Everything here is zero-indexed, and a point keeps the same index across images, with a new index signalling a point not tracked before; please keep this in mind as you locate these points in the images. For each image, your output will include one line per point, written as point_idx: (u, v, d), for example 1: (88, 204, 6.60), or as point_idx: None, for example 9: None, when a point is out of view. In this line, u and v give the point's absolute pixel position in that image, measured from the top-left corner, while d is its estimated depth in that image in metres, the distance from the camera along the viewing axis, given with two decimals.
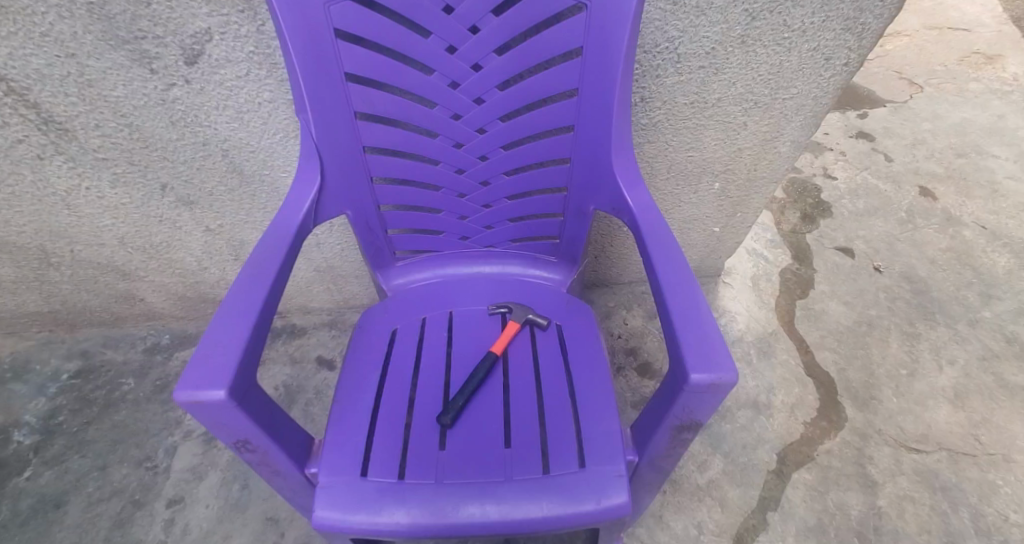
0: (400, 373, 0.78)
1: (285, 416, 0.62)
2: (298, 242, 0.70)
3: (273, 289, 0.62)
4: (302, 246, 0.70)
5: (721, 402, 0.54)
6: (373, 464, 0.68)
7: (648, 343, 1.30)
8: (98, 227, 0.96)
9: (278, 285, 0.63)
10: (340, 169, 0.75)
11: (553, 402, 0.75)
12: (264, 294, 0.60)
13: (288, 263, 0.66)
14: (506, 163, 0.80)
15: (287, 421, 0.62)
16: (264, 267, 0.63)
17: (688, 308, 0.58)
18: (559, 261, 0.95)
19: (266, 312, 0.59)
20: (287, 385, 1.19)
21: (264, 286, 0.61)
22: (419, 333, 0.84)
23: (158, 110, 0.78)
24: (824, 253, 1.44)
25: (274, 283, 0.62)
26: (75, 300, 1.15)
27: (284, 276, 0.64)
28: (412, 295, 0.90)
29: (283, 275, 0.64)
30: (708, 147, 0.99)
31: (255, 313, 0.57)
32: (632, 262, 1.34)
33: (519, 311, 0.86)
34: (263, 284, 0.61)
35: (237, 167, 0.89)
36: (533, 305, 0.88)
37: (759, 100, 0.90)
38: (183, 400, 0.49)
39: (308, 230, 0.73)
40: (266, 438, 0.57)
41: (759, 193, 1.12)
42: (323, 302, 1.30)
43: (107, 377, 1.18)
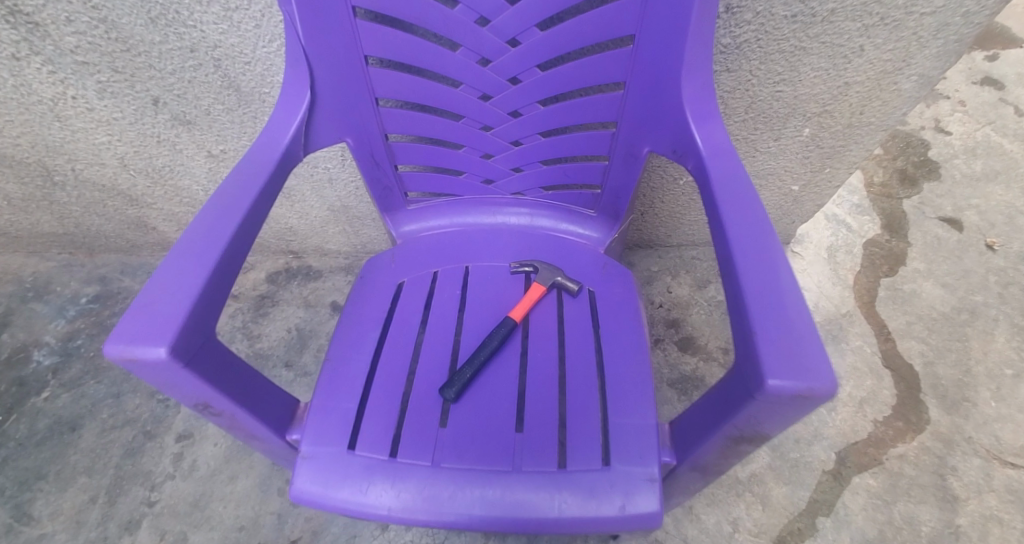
0: (403, 335, 0.68)
1: (259, 377, 0.53)
2: (283, 174, 0.59)
3: (245, 227, 0.51)
4: (286, 177, 0.59)
5: (804, 416, 0.40)
6: (363, 438, 0.59)
7: (693, 315, 1.15)
8: (95, 144, 0.89)
9: (252, 222, 0.52)
10: (336, 85, 0.61)
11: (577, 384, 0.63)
12: (232, 231, 0.49)
13: (267, 199, 0.55)
14: (542, 88, 0.64)
15: (263, 383, 0.53)
16: (236, 197, 0.52)
17: (767, 289, 0.43)
18: (598, 216, 0.79)
19: (231, 254, 0.49)
20: (299, 329, 1.15)
21: (234, 221, 0.50)
22: (429, 289, 0.73)
23: (133, 2, 0.66)
24: (924, 223, 1.20)
25: (246, 218, 0.51)
26: (87, 224, 1.10)
27: (261, 214, 0.54)
28: (424, 244, 0.78)
29: (259, 210, 0.53)
30: (805, 80, 0.78)
31: (216, 256, 0.47)
32: (684, 223, 1.16)
33: (545, 274, 0.73)
34: (233, 219, 0.50)
35: (233, 81, 0.77)
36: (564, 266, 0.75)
37: (887, 15, 0.68)
38: (114, 355, 0.40)
39: (296, 157, 0.61)
40: (230, 401, 0.48)
41: (860, 144, 0.90)
42: (340, 245, 1.21)
43: (124, 304, 1.16)
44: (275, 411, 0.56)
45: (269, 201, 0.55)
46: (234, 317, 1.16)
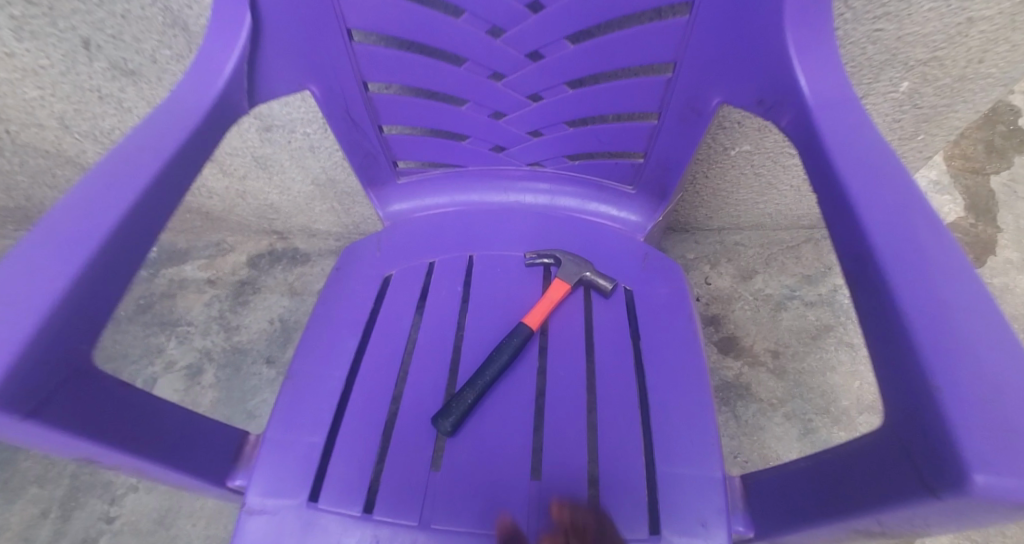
0: (389, 344, 0.54)
1: (172, 414, 0.39)
2: (212, 136, 0.43)
3: (145, 207, 0.36)
4: (221, 136, 0.44)
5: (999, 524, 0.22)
6: (329, 487, 0.45)
7: (736, 311, 0.98)
8: (27, 100, 0.74)
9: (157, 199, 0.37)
10: (292, 6, 0.45)
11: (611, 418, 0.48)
12: (124, 211, 0.34)
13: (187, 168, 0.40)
14: (574, 16, 0.47)
15: (181, 422, 0.39)
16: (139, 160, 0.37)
17: (945, 314, 0.26)
18: (637, 195, 0.62)
19: (121, 245, 0.33)
20: (283, 320, 1.01)
21: (127, 197, 0.35)
22: (423, 285, 0.59)
23: None
24: (1018, 205, 1.01)
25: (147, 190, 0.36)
26: (40, 198, 0.97)
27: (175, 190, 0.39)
28: (419, 227, 0.63)
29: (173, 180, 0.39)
30: (917, 15, 0.59)
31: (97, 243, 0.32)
32: (730, 203, 0.98)
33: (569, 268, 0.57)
34: (128, 193, 0.35)
35: (175, 15, 0.61)
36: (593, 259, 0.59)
37: None
38: None
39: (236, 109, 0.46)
40: (125, 456, 0.33)
41: (966, 105, 0.72)
42: (330, 225, 1.06)
43: None
44: (208, 454, 0.42)
45: (190, 171, 0.40)
46: (211, 306, 1.03)
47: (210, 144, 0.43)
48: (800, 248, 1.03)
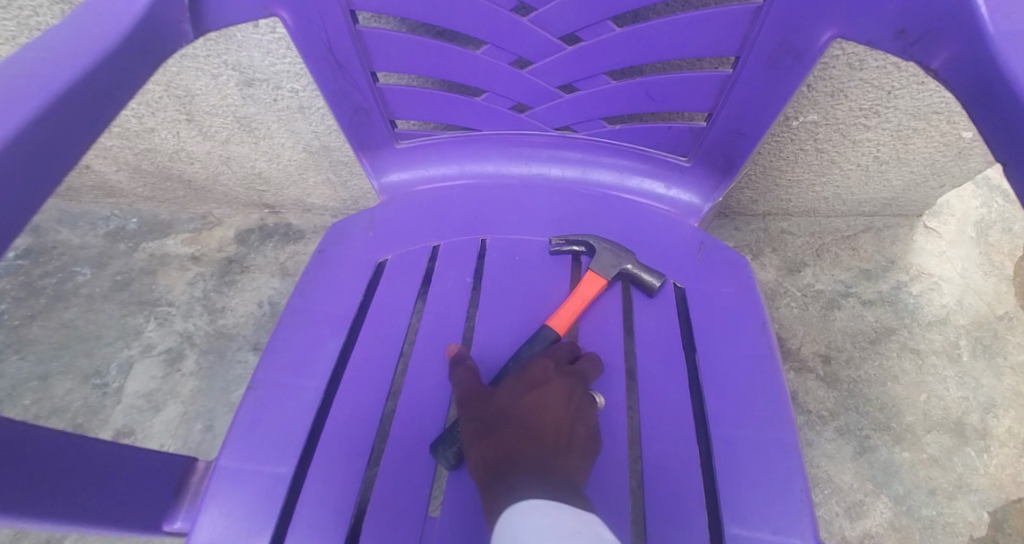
0: (379, 347, 0.43)
1: (76, 453, 0.29)
2: (132, 78, 0.33)
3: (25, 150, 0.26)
4: (139, 76, 0.33)
5: None
6: (295, 536, 0.35)
7: (782, 309, 0.86)
8: None
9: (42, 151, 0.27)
10: None
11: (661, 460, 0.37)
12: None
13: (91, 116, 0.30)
14: None
15: (88, 455, 0.30)
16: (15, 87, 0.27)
17: None
18: (691, 169, 0.50)
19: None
20: (273, 303, 0.91)
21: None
22: (424, 273, 0.48)
23: None
24: None
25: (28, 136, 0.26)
26: None
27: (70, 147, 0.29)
28: (421, 204, 0.52)
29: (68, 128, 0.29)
30: None
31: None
32: (780, 185, 0.85)
33: (605, 260, 0.46)
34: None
35: None
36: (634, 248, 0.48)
37: None
38: None
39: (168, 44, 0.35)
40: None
41: None
42: (326, 199, 0.95)
43: (60, 263, 0.94)
44: (127, 492, 0.33)
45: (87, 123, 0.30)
46: (194, 285, 0.93)
47: (128, 90, 0.33)
48: (858, 238, 0.90)
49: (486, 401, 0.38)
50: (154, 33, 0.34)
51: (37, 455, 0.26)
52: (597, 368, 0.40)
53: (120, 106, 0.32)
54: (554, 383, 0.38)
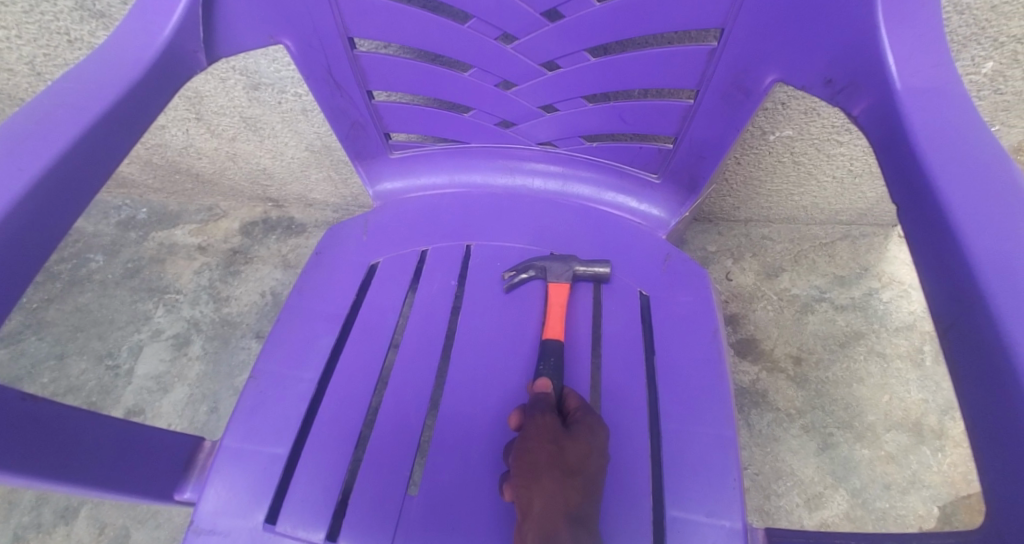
0: (368, 343, 0.48)
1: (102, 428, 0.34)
2: (154, 100, 0.37)
3: (73, 165, 0.31)
4: (156, 97, 0.37)
5: None
6: (289, 507, 0.40)
7: (759, 311, 0.90)
8: None
9: (31, 234, 0.28)
10: None
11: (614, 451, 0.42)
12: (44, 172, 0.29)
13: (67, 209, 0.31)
14: None
15: (109, 431, 0.35)
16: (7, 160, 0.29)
17: None
18: (661, 186, 0.54)
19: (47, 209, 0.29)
20: (275, 293, 0.96)
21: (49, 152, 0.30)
22: (413, 275, 0.53)
23: None
24: None
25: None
26: None
27: (92, 178, 0.32)
28: (412, 211, 0.56)
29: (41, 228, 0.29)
30: None
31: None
32: (761, 194, 0.89)
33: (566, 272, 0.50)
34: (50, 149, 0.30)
35: None
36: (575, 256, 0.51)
37: None
38: None
39: (185, 68, 0.39)
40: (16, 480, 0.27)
41: None
42: (326, 195, 1.00)
43: (75, 250, 0.99)
44: (147, 461, 0.38)
45: (122, 139, 0.35)
46: (201, 274, 0.98)
47: (152, 110, 0.37)
48: (836, 245, 0.94)
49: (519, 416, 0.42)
50: (175, 61, 0.38)
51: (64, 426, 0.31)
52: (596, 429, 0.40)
53: (150, 122, 0.37)
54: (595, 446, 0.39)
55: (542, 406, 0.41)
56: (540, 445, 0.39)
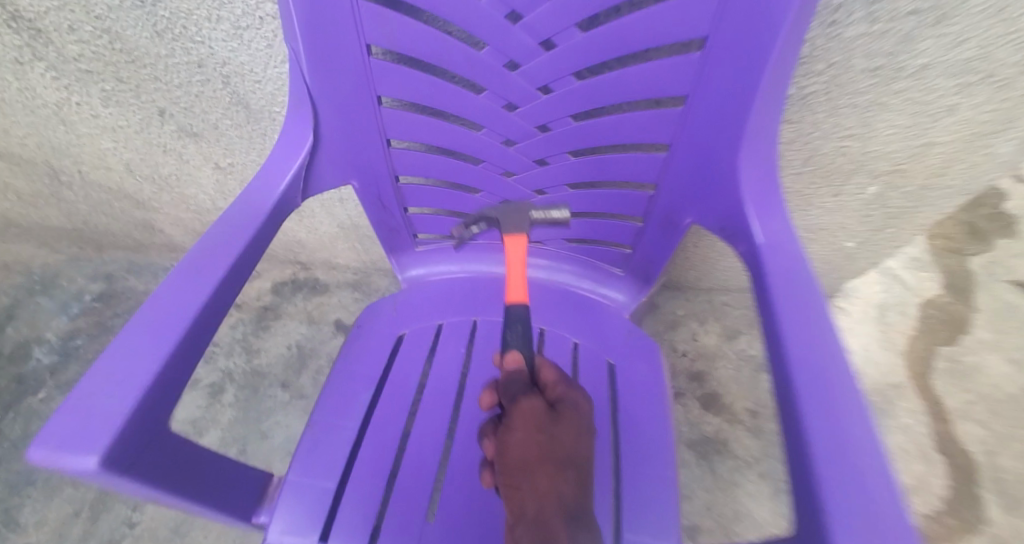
0: (396, 400, 0.62)
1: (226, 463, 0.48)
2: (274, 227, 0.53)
3: (226, 284, 0.46)
4: (276, 226, 0.53)
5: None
6: (337, 528, 0.53)
7: (720, 369, 1.05)
8: (101, 150, 0.85)
9: (200, 332, 0.43)
10: (342, 128, 0.56)
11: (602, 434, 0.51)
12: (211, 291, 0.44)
13: (207, 332, 0.44)
14: (577, 139, 0.56)
15: (228, 464, 0.49)
16: (191, 282, 0.44)
17: (843, 448, 0.32)
18: (625, 277, 0.70)
19: (209, 315, 0.44)
20: (300, 346, 1.10)
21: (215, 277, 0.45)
22: (431, 345, 0.67)
23: (138, 14, 0.62)
24: None
25: (162, 374, 0.38)
26: (95, 222, 1.08)
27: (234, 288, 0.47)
28: (431, 292, 0.72)
29: (185, 357, 0.41)
30: (880, 137, 0.66)
31: (122, 423, 0.35)
32: (719, 269, 1.05)
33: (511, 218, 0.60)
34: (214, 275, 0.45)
35: (242, 99, 0.73)
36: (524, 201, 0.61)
37: (992, 71, 0.55)
38: (36, 462, 0.33)
39: (293, 203, 0.55)
40: (178, 499, 0.40)
41: (934, 205, 0.77)
42: (349, 261, 1.15)
43: (126, 305, 1.13)
44: (245, 488, 0.51)
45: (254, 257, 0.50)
46: (235, 329, 1.12)
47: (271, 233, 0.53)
48: None
49: (505, 397, 0.50)
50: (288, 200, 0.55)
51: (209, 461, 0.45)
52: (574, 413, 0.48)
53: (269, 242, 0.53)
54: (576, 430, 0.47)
55: (521, 389, 0.50)
56: (530, 427, 0.46)
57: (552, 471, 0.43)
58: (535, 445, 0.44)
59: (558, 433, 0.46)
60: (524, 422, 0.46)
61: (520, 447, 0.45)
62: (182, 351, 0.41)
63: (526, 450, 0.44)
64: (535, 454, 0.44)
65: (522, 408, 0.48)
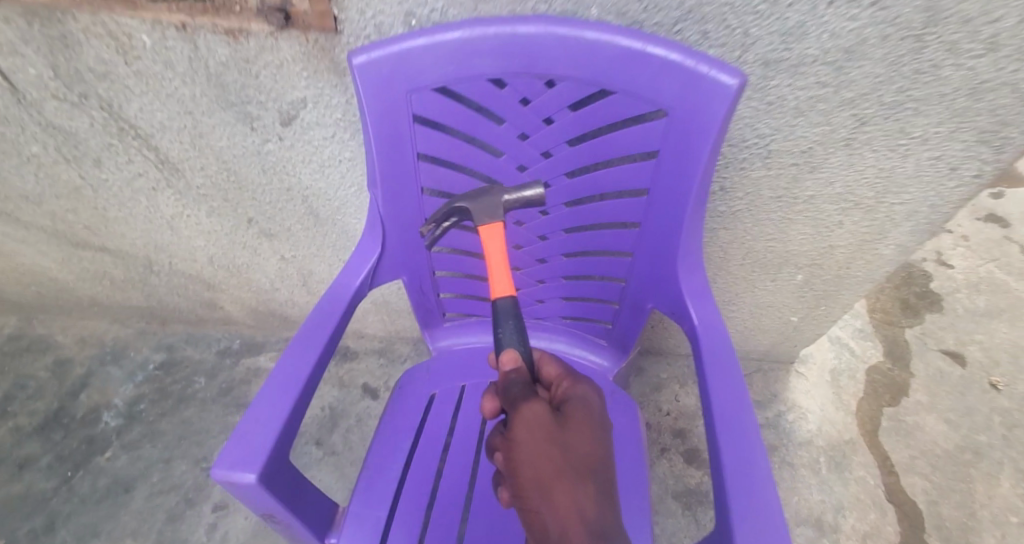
0: (431, 447, 0.77)
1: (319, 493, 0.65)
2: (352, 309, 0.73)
3: (324, 354, 0.65)
4: (354, 311, 0.72)
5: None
6: None
7: (699, 427, 1.20)
8: (194, 247, 1.08)
9: (308, 389, 0.61)
10: (399, 239, 0.77)
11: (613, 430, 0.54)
12: (315, 361, 0.63)
13: (312, 389, 0.62)
14: (566, 246, 0.76)
15: (321, 495, 0.65)
16: (302, 355, 0.63)
17: (744, 471, 0.50)
18: (608, 345, 0.88)
19: (313, 377, 0.62)
20: (332, 407, 1.25)
21: (316, 350, 0.64)
22: (457, 402, 0.83)
23: (253, 159, 0.86)
24: (927, 354, 1.23)
25: (287, 421, 0.57)
26: (167, 302, 1.28)
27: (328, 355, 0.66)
28: (456, 359, 0.90)
29: (300, 409, 0.60)
30: (794, 240, 0.88)
31: (266, 453, 0.54)
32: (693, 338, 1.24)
33: (480, 207, 0.61)
34: (316, 348, 0.64)
35: (314, 211, 0.96)
36: (493, 189, 0.62)
37: (860, 202, 0.78)
38: (218, 478, 0.52)
39: (363, 294, 0.75)
40: (289, 513, 0.57)
41: (851, 290, 0.98)
42: (377, 331, 1.34)
43: (184, 372, 1.30)
44: (332, 515, 0.67)
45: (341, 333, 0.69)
46: None
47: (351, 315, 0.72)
48: (751, 375, 1.24)
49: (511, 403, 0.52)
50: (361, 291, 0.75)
51: (309, 490, 0.62)
52: (581, 414, 0.51)
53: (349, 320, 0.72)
54: (584, 431, 0.50)
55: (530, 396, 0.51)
56: (537, 432, 0.48)
57: (568, 485, 0.45)
58: (547, 457, 0.46)
59: (565, 438, 0.48)
60: (530, 428, 0.49)
61: (530, 459, 0.47)
62: (298, 404, 0.59)
63: (537, 462, 0.46)
64: (547, 469, 0.45)
65: (527, 416, 0.50)
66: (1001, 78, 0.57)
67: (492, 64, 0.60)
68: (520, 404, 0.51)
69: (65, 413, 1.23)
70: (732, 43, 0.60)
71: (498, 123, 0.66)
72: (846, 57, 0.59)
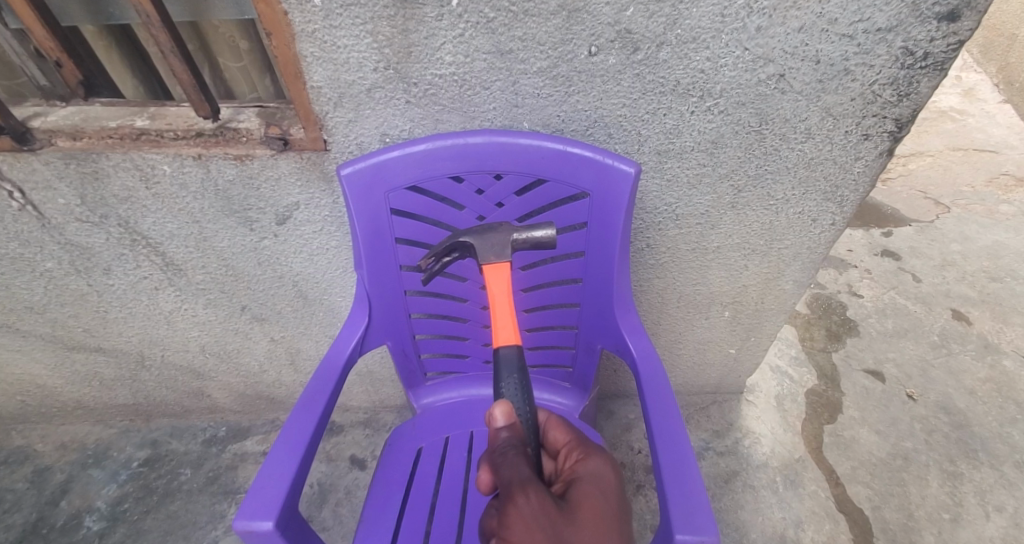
0: (422, 494, 0.85)
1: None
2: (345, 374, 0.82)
3: (323, 415, 0.74)
4: (348, 376, 0.82)
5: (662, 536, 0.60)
6: None
7: None
8: (188, 338, 1.17)
9: (312, 448, 0.70)
10: (383, 309, 0.90)
11: (619, 519, 0.52)
12: (315, 421, 0.72)
13: (314, 447, 0.70)
14: (526, 302, 0.91)
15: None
16: (305, 418, 0.72)
17: (677, 469, 0.63)
18: (571, 387, 1.01)
19: (315, 436, 0.71)
20: (320, 483, 1.28)
21: (317, 411, 0.73)
22: (442, 452, 0.92)
23: (250, 254, 0.99)
24: (853, 375, 1.40)
25: (296, 474, 0.65)
26: (155, 395, 1.33)
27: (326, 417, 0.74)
28: (438, 414, 1.00)
29: (305, 465, 0.67)
30: (715, 283, 1.06)
31: (280, 503, 0.61)
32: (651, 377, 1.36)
33: (487, 243, 0.70)
34: (315, 411, 0.73)
35: (303, 294, 1.08)
36: (501, 228, 0.71)
37: (756, 249, 0.98)
38: (239, 529, 0.59)
39: (354, 360, 0.86)
40: None
41: (771, 321, 1.16)
42: (361, 402, 1.42)
43: (169, 466, 1.32)
44: None
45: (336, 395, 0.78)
46: None
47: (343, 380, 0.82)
48: (709, 408, 1.36)
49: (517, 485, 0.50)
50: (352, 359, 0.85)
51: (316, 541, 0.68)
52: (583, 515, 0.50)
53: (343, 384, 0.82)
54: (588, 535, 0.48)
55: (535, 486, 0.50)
56: (531, 527, 0.45)
57: None
58: None
59: (565, 535, 0.46)
60: (524, 523, 0.46)
61: None
62: (305, 460, 0.67)
63: None
64: None
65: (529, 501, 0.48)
66: (823, 155, 0.80)
67: (453, 166, 0.78)
68: (514, 492, 0.49)
69: (44, 523, 1.22)
70: (631, 140, 0.80)
71: (459, 209, 0.82)
72: (714, 147, 0.80)
